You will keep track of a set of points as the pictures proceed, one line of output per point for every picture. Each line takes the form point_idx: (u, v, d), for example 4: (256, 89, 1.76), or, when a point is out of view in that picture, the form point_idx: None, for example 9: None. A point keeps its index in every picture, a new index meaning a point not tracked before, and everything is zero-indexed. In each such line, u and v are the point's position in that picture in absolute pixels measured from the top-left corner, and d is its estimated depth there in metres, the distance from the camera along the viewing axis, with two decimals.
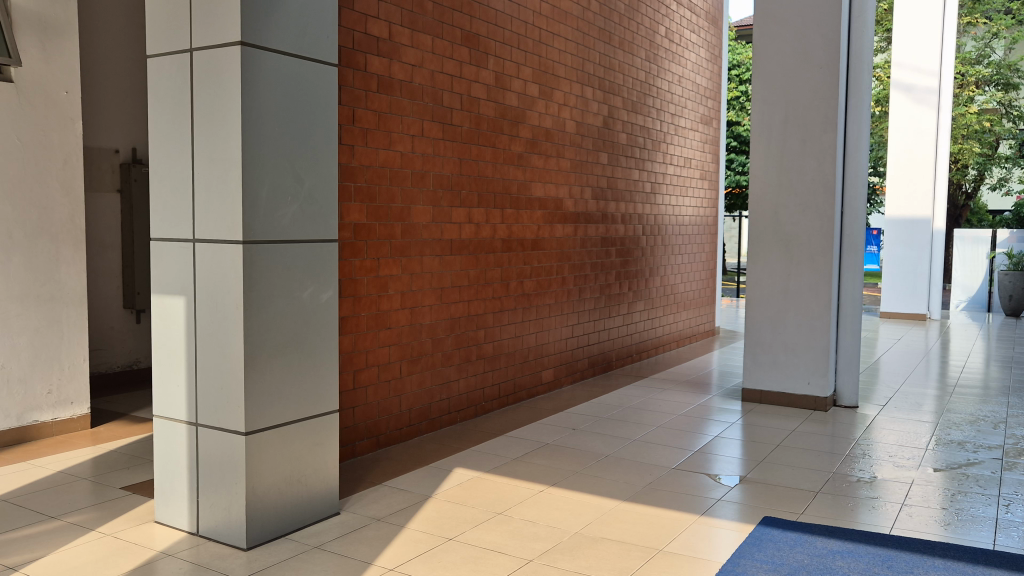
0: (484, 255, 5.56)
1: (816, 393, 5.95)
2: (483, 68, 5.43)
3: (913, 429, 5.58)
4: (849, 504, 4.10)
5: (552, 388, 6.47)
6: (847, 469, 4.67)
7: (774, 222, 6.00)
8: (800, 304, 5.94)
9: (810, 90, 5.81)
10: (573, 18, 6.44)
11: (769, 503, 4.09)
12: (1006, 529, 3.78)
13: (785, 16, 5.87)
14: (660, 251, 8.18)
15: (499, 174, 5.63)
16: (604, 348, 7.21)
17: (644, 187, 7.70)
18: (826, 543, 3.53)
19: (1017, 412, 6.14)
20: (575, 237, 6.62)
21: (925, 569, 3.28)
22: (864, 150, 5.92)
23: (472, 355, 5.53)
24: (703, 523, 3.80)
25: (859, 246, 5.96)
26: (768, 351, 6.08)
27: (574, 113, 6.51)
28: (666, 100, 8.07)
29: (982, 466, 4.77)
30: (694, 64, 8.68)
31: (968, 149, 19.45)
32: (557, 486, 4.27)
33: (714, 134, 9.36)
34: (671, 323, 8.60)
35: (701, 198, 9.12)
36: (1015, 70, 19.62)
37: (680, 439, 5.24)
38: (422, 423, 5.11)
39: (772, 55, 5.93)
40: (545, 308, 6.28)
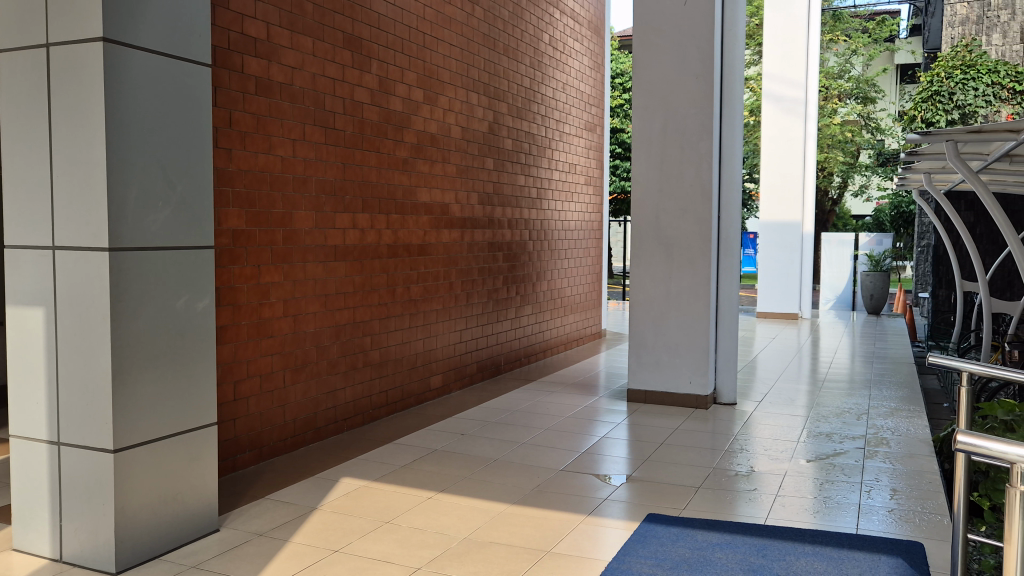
0: (370, 260, 5.47)
1: (697, 391, 6.16)
2: (367, 72, 5.36)
3: (786, 423, 5.85)
4: (728, 497, 4.26)
5: (440, 394, 6.44)
6: (726, 464, 4.86)
7: (655, 226, 6.18)
8: (681, 306, 6.15)
9: (686, 99, 6.03)
10: (457, 24, 6.46)
11: (652, 500, 4.19)
12: (868, 513, 4.02)
13: (662, 27, 6.07)
14: (547, 255, 8.29)
15: (384, 180, 5.57)
16: (493, 352, 7.25)
17: (530, 193, 7.79)
18: (705, 537, 3.65)
19: (879, 403, 6.54)
20: (462, 242, 6.62)
21: (797, 556, 3.44)
22: (738, 156, 6.19)
23: (359, 362, 5.44)
24: (591, 523, 3.86)
25: (735, 248, 6.25)
26: (651, 352, 6.26)
27: (459, 118, 6.51)
28: (550, 107, 8.20)
29: (848, 456, 5.05)
30: (577, 72, 8.85)
31: (834, 158, 20.64)
32: (446, 492, 4.25)
33: (598, 141, 9.57)
34: (559, 326, 8.72)
35: (587, 204, 9.31)
36: (872, 85, 21.00)
37: (567, 440, 5.31)
38: (307, 433, 4.99)
39: (651, 64, 6.11)
40: (432, 314, 6.24)
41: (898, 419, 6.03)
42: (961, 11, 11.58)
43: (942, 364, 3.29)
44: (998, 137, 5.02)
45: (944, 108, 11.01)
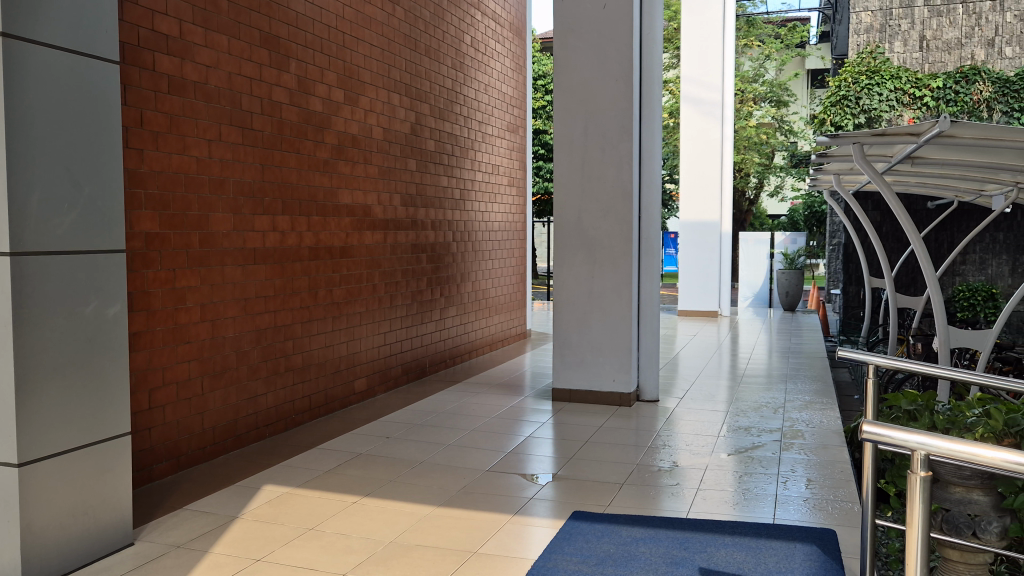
0: (290, 263, 5.38)
1: (621, 389, 6.26)
2: (285, 71, 5.27)
3: (707, 419, 6.00)
4: (652, 492, 4.35)
5: (364, 398, 6.37)
6: (650, 460, 4.96)
7: (578, 227, 6.25)
8: (604, 306, 6.23)
9: (607, 101, 6.12)
10: (378, 24, 6.40)
11: (577, 498, 4.25)
12: (784, 504, 4.15)
13: (582, 30, 6.15)
14: (471, 256, 8.29)
15: (304, 181, 5.49)
16: (418, 355, 7.21)
17: (453, 194, 7.78)
18: (630, 532, 3.71)
19: (795, 397, 6.77)
20: (385, 244, 6.57)
21: (717, 547, 3.53)
22: (658, 157, 6.31)
23: (280, 367, 5.34)
24: (518, 523, 3.88)
25: (656, 248, 6.36)
26: (575, 351, 6.33)
27: (381, 119, 6.46)
28: (473, 108, 8.20)
29: (765, 449, 5.20)
30: (498, 73, 8.87)
31: (750, 159, 21.25)
32: (371, 496, 4.21)
33: (521, 142, 9.61)
34: (484, 327, 8.73)
35: (510, 205, 9.35)
36: (785, 89, 21.70)
37: (493, 441, 5.33)
38: (227, 441, 4.87)
39: (571, 67, 6.19)
40: (355, 317, 6.18)
41: (812, 411, 6.25)
42: (866, 19, 11.93)
43: (852, 357, 3.43)
44: (901, 139, 5.24)
45: (852, 112, 11.89)
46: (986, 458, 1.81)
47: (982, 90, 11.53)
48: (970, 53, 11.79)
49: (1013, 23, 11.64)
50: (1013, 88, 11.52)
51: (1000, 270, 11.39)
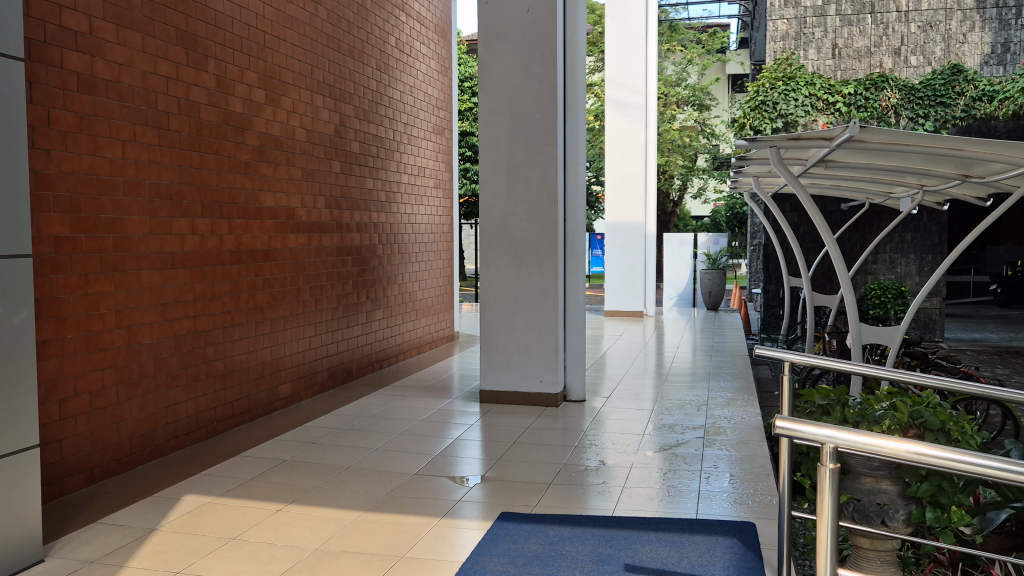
0: (211, 267, 5.25)
1: (548, 390, 6.31)
2: (203, 71, 5.14)
3: (633, 417, 6.10)
4: (579, 491, 4.40)
5: (290, 403, 6.27)
6: (577, 459, 5.01)
7: (504, 229, 6.28)
8: (530, 307, 6.28)
9: (532, 104, 6.16)
10: (300, 24, 6.31)
11: (505, 499, 4.26)
12: (707, 499, 4.25)
13: (507, 33, 6.18)
14: (397, 259, 8.24)
15: (224, 183, 5.37)
16: (344, 359, 7.13)
17: (379, 196, 7.72)
18: (556, 531, 3.75)
19: (717, 394, 6.94)
20: (309, 247, 6.47)
21: (641, 543, 3.59)
22: (581, 161, 6.39)
23: (201, 373, 5.20)
24: (446, 526, 3.87)
25: (581, 250, 6.44)
26: (502, 353, 6.36)
27: (304, 121, 6.37)
28: (398, 110, 8.15)
29: (688, 446, 5.32)
30: (424, 74, 8.84)
31: (674, 161, 21.67)
32: (296, 503, 4.15)
33: (447, 144, 9.60)
34: (411, 330, 8.68)
35: (436, 207, 9.32)
36: (706, 93, 22.20)
37: (421, 444, 5.30)
38: (145, 451, 4.73)
39: (496, 69, 6.21)
40: (279, 321, 6.07)
41: (734, 408, 6.42)
42: (782, 27, 12.38)
43: (770, 355, 3.54)
44: (814, 144, 5.45)
45: (770, 116, 12.28)
46: (930, 453, 1.90)
47: (891, 97, 12.04)
48: (878, 61, 12.25)
49: (917, 34, 12.17)
50: (918, 95, 12.00)
51: (908, 269, 11.91)
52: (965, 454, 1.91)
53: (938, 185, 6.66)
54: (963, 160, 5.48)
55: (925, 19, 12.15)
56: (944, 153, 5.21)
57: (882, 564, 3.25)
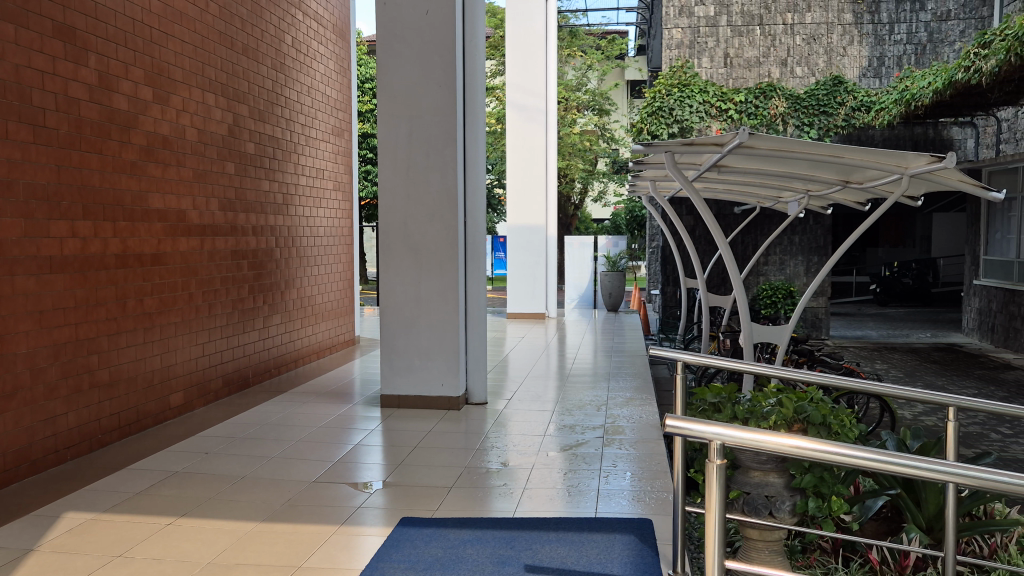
0: (94, 272, 5.01)
1: (449, 393, 6.29)
2: (83, 66, 4.90)
3: (535, 418, 6.15)
4: (482, 494, 4.40)
5: (181, 413, 6.04)
6: (479, 462, 5.02)
7: (403, 231, 6.23)
8: (431, 310, 6.25)
9: (431, 106, 6.14)
10: (190, 20, 6.10)
11: (406, 504, 4.22)
12: (608, 498, 4.33)
13: (405, 35, 6.15)
14: (296, 262, 8.06)
15: (108, 184, 5.13)
16: (239, 366, 6.92)
17: (276, 198, 7.54)
18: (457, 535, 3.74)
19: (616, 394, 7.09)
20: (201, 251, 6.26)
21: (542, 544, 3.63)
22: (481, 164, 6.41)
23: (83, 384, 4.95)
24: (345, 533, 3.81)
25: (481, 253, 6.46)
26: (403, 356, 6.30)
27: (195, 120, 6.15)
28: (295, 111, 7.99)
29: (588, 445, 5.41)
30: (322, 75, 8.69)
31: (574, 165, 22.03)
32: (187, 516, 4.00)
33: (346, 146, 9.46)
34: (310, 335, 8.50)
35: (336, 209, 9.17)
36: (606, 98, 22.64)
37: (319, 451, 5.19)
38: (21, 467, 4.47)
39: (394, 71, 6.17)
40: (170, 328, 5.85)
41: (632, 407, 6.57)
42: (676, 35, 13.12)
43: (666, 355, 3.63)
44: (708, 149, 5.61)
45: (666, 122, 12.57)
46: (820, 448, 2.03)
47: (778, 105, 12.54)
48: (766, 71, 13.06)
49: (802, 46, 13.04)
50: (803, 104, 12.54)
51: (797, 270, 12.46)
52: (846, 447, 2.06)
53: (822, 190, 6.99)
54: (844, 166, 5.77)
55: (809, 32, 13.04)
56: (826, 160, 5.47)
57: (771, 554, 3.39)
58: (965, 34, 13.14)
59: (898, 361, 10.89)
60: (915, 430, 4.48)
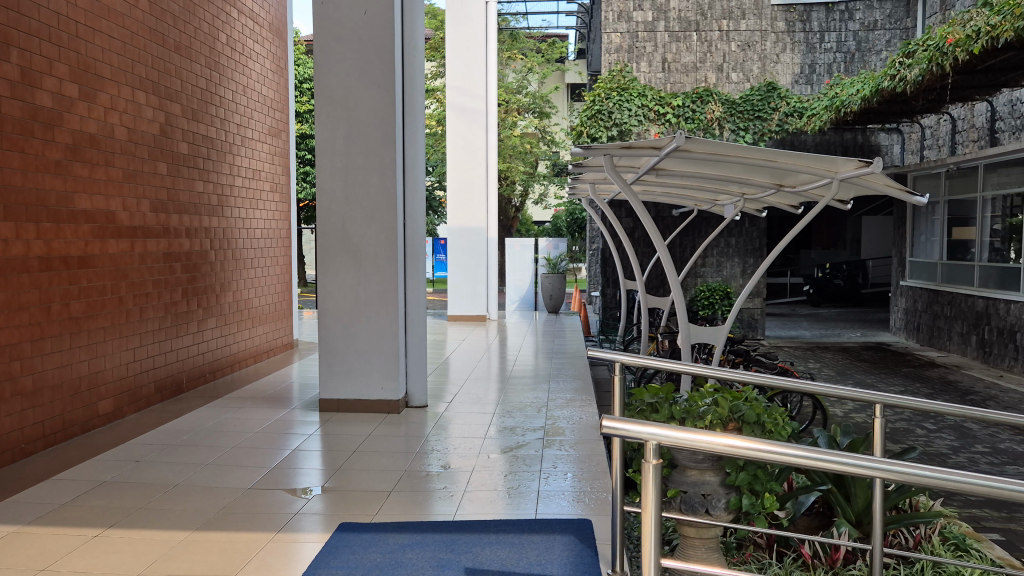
0: (16, 275, 4.83)
1: (389, 397, 6.24)
2: (4, 61, 4.72)
3: (476, 421, 6.14)
4: (422, 497, 4.38)
5: (111, 420, 5.86)
6: (420, 465, 5.00)
7: (341, 233, 6.16)
8: (370, 313, 6.19)
9: (370, 107, 6.09)
10: (119, 15, 5.92)
11: (345, 510, 4.17)
12: (548, 499, 4.34)
13: (342, 35, 6.09)
14: (231, 265, 7.90)
15: (32, 185, 4.95)
16: (173, 371, 6.74)
17: (210, 200, 7.38)
18: (397, 539, 3.71)
19: (557, 395, 7.12)
20: (132, 253, 6.09)
21: (482, 546, 3.62)
22: (420, 166, 6.38)
23: (5, 392, 4.77)
24: (283, 540, 3.74)
25: (421, 254, 6.43)
26: (342, 360, 6.22)
27: (124, 119, 5.98)
28: (230, 111, 7.83)
29: (528, 447, 5.43)
30: (257, 74, 8.52)
31: (515, 167, 22.12)
32: (115, 527, 3.88)
33: (283, 147, 9.31)
34: (246, 338, 8.33)
35: (274, 211, 9.02)
36: (546, 101, 22.79)
37: (255, 458, 5.09)
38: None
39: (332, 72, 6.10)
40: (98, 333, 5.67)
41: (573, 408, 6.61)
42: (616, 40, 13.33)
43: (605, 357, 3.67)
44: (646, 153, 5.69)
45: (605, 125, 12.73)
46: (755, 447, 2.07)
47: (714, 110, 12.82)
48: (703, 76, 13.34)
49: (737, 53, 13.33)
50: (739, 109, 12.83)
51: (733, 272, 12.72)
52: (778, 445, 2.10)
53: (757, 194, 7.16)
54: (778, 170, 5.91)
55: (744, 39, 13.33)
56: (760, 164, 5.60)
57: (707, 551, 3.44)
58: (891, 44, 13.42)
59: (830, 360, 11.21)
60: (845, 427, 4.61)
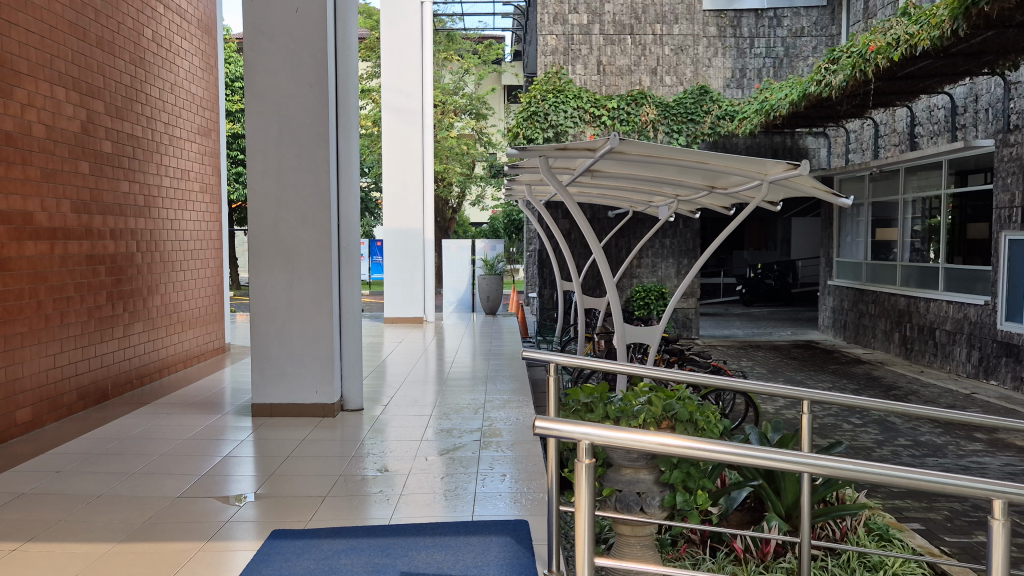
0: None
1: (324, 401, 6.15)
2: None
3: (413, 424, 6.09)
4: (358, 502, 4.32)
5: (30, 429, 5.64)
6: (356, 469, 4.94)
7: (274, 235, 6.05)
8: (304, 315, 6.09)
9: (302, 107, 5.99)
10: (36, 8, 5.70)
11: (278, 516, 4.09)
12: (485, 500, 4.34)
13: (274, 33, 5.98)
14: (159, 268, 7.68)
15: None
16: (97, 377, 6.52)
17: (136, 200, 7.16)
18: (331, 545, 3.66)
19: (494, 397, 7.12)
20: (52, 256, 5.88)
21: (417, 550, 3.59)
22: (354, 166, 6.30)
23: None
24: (214, 549, 3.65)
25: (356, 256, 6.35)
26: (275, 364, 6.10)
27: (43, 116, 5.76)
28: (157, 109, 7.62)
29: (466, 449, 5.41)
30: (185, 72, 8.31)
31: (452, 169, 22.07)
32: (34, 540, 3.72)
33: (214, 146, 9.09)
34: (175, 343, 8.11)
35: (203, 212, 8.80)
36: (483, 102, 22.80)
37: (184, 465, 4.96)
38: None
39: (263, 70, 5.99)
40: (16, 339, 5.45)
41: (510, 410, 6.61)
42: (551, 41, 13.44)
43: (541, 357, 3.68)
44: (580, 154, 5.72)
45: (541, 127, 12.84)
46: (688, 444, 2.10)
47: (649, 113, 13.02)
48: (638, 79, 13.52)
49: (671, 56, 13.56)
50: (672, 112, 13.05)
51: (668, 273, 12.92)
52: (710, 443, 2.14)
53: (690, 195, 7.29)
54: (710, 172, 6.02)
55: (677, 43, 13.57)
56: (692, 166, 5.70)
57: (642, 548, 3.47)
58: (817, 51, 13.77)
59: (762, 358, 11.47)
60: (775, 423, 4.72)
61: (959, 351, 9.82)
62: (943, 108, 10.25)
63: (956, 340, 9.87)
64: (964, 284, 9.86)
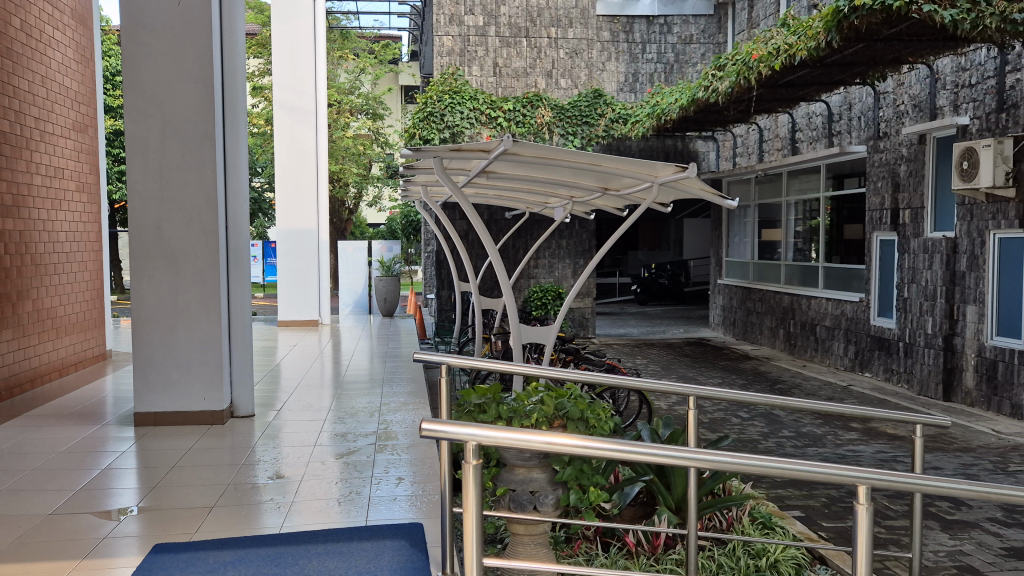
0: None
1: (212, 407, 5.96)
2: None
3: (308, 428, 5.96)
4: (248, 511, 4.20)
5: None
6: (246, 477, 4.79)
7: (157, 238, 5.81)
8: (190, 320, 5.87)
9: (186, 104, 5.77)
10: None
11: (162, 529, 3.92)
12: (379, 504, 4.29)
13: (154, 27, 5.74)
14: (30, 271, 7.25)
15: None
16: None
17: (4, 200, 6.75)
18: (217, 557, 3.52)
19: (391, 399, 7.06)
20: None
21: (309, 558, 3.50)
22: (243, 166, 6.11)
23: None
24: (91, 568, 3.46)
25: (245, 258, 6.17)
26: (159, 371, 5.85)
27: None
28: (26, 103, 7.17)
29: (360, 453, 5.33)
30: (58, 64, 7.87)
31: (348, 169, 21.73)
32: None
33: (90, 143, 8.65)
34: (50, 350, 7.67)
35: (80, 212, 8.35)
36: (380, 102, 22.53)
37: (59, 480, 4.69)
38: None
39: (144, 66, 5.74)
40: None
41: (406, 412, 6.56)
42: (447, 43, 13.45)
43: (433, 359, 3.66)
44: (475, 155, 5.72)
45: (438, 128, 12.85)
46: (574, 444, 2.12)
47: (544, 114, 13.16)
48: (533, 82, 13.67)
49: (565, 60, 13.78)
50: (567, 114, 13.22)
51: (565, 273, 13.11)
52: (595, 441, 2.17)
53: (584, 196, 7.41)
54: (602, 174, 6.14)
55: (571, 46, 13.80)
56: (585, 167, 5.78)
57: (536, 546, 3.50)
58: (705, 58, 14.24)
59: (655, 355, 11.78)
60: (666, 419, 4.83)
61: (837, 345, 10.34)
62: (821, 115, 10.78)
63: (835, 335, 10.39)
64: (842, 282, 10.40)
